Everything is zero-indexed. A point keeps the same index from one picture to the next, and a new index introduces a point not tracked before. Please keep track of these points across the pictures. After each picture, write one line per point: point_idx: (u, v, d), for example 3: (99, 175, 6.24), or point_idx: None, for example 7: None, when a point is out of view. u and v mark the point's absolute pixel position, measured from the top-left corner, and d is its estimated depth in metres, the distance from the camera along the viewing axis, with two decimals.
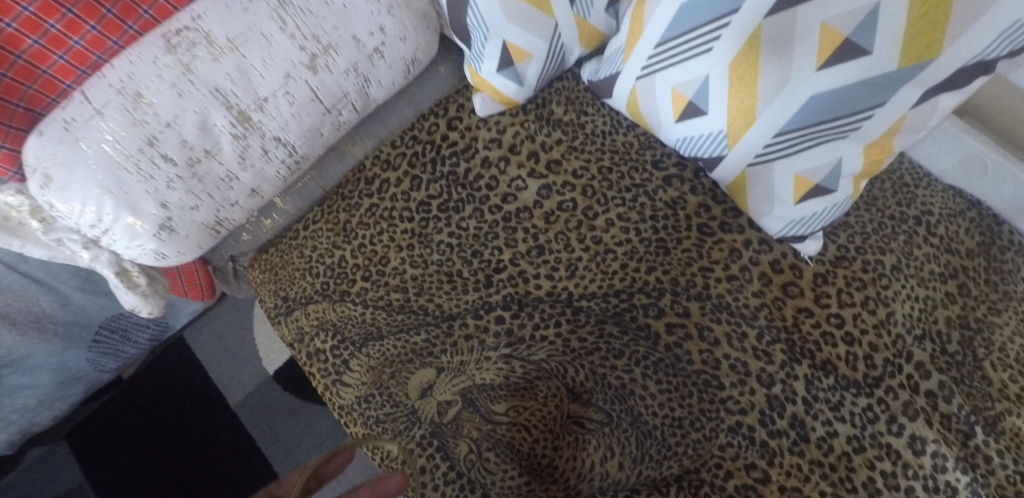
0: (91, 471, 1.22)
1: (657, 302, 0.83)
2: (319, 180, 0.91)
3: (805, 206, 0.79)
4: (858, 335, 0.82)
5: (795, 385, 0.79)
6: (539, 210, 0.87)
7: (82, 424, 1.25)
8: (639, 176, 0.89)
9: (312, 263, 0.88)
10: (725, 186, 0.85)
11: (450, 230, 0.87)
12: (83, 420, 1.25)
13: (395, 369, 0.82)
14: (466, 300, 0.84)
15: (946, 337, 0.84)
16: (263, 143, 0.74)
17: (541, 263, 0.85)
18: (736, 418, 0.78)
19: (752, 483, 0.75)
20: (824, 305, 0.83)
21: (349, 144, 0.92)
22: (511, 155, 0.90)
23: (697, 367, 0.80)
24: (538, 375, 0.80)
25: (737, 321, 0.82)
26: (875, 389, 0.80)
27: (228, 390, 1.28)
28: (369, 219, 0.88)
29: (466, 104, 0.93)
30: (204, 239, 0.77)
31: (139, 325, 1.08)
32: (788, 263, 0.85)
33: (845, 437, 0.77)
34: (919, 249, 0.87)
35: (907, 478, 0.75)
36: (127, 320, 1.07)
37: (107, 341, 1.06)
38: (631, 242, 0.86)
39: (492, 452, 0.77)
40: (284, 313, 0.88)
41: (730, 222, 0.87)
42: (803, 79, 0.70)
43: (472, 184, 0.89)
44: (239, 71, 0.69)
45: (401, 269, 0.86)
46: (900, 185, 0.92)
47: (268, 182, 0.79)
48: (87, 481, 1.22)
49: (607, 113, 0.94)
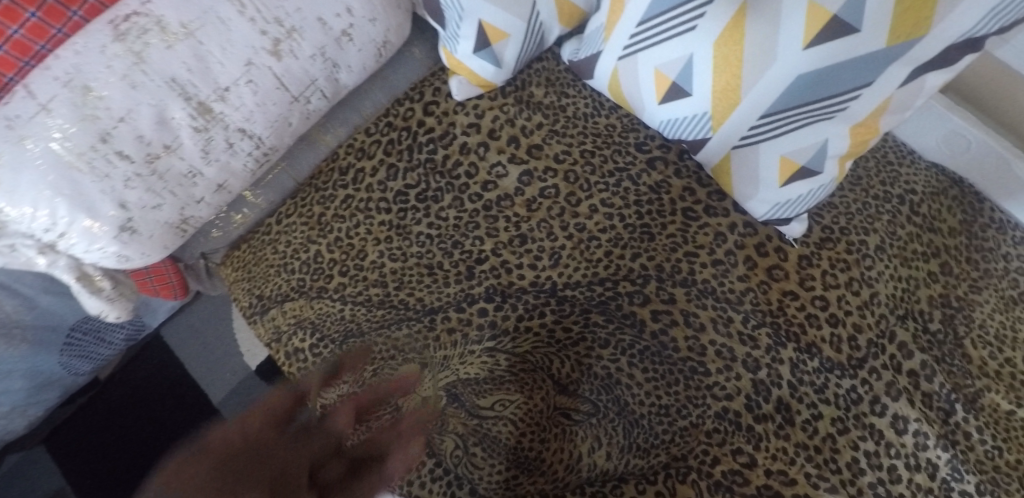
0: (73, 473, 1.20)
1: (642, 289, 0.81)
2: (292, 172, 0.88)
3: (790, 188, 0.77)
4: (842, 316, 0.81)
5: (780, 369, 0.79)
6: (520, 198, 0.84)
7: (61, 426, 1.23)
8: (621, 160, 0.86)
9: (287, 259, 0.85)
10: (710, 169, 0.83)
11: (429, 220, 0.84)
12: (61, 423, 1.23)
13: (377, 366, 0.80)
14: (448, 293, 0.82)
15: (928, 316, 0.84)
16: (227, 136, 0.70)
17: (524, 253, 0.82)
18: (722, 404, 0.78)
19: (738, 467, 0.76)
20: (808, 287, 0.81)
21: (320, 132, 0.88)
22: (491, 141, 0.86)
23: (683, 354, 0.79)
24: (523, 367, 0.79)
25: (723, 306, 0.81)
26: (859, 370, 0.79)
27: (209, 387, 1.25)
28: (345, 212, 0.85)
29: (442, 87, 0.89)
30: (170, 239, 0.72)
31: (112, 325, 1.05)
32: (772, 245, 0.83)
33: (829, 419, 0.78)
34: (902, 229, 0.87)
35: (890, 457, 0.76)
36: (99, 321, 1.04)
37: (80, 344, 1.02)
38: (614, 229, 0.83)
39: (478, 446, 0.77)
40: (260, 313, 0.85)
41: (715, 205, 0.85)
42: (788, 59, 0.66)
43: (451, 173, 0.85)
44: (196, 59, 0.64)
45: (380, 262, 0.83)
46: (884, 163, 0.91)
47: (236, 177, 0.74)
48: (70, 483, 1.20)
49: (589, 94, 0.91)
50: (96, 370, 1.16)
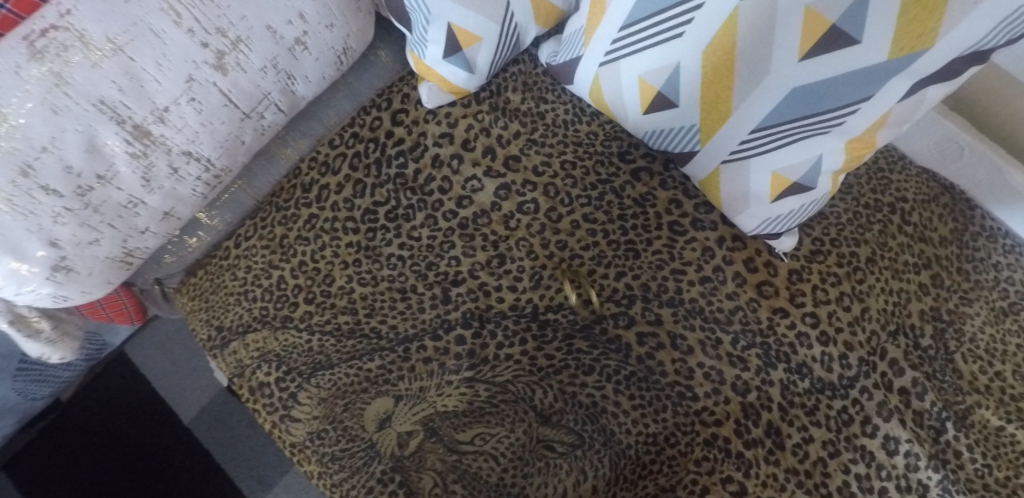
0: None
1: (627, 310, 0.78)
2: (250, 189, 0.81)
3: (782, 204, 0.70)
4: (833, 334, 0.77)
5: (770, 392, 0.76)
6: (496, 213, 0.78)
7: (19, 453, 1.16)
8: (604, 171, 0.80)
9: (247, 287, 0.79)
10: (698, 182, 0.77)
11: (401, 241, 0.78)
12: (19, 449, 1.16)
13: (349, 400, 0.76)
14: (424, 319, 0.77)
15: (920, 331, 0.82)
16: (170, 161, 0.64)
17: (502, 274, 0.77)
18: (711, 430, 0.75)
19: (728, 496, 0.73)
20: (799, 304, 0.77)
21: (279, 145, 0.81)
22: (464, 153, 0.80)
23: (671, 379, 0.76)
24: (503, 398, 0.76)
25: (711, 327, 0.76)
26: (849, 390, 0.76)
27: (179, 406, 1.21)
28: (309, 233, 0.78)
29: (412, 93, 0.82)
30: (113, 273, 0.68)
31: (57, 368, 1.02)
32: (761, 260, 0.78)
33: (820, 442, 0.75)
34: (892, 240, 0.83)
35: (881, 480, 0.74)
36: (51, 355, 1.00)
37: (38, 369, 0.98)
38: (598, 246, 0.78)
39: (457, 484, 0.73)
40: (220, 346, 0.80)
41: (703, 219, 0.78)
42: (780, 71, 0.60)
43: (422, 188, 0.79)
44: (127, 77, 0.57)
45: (349, 287, 0.78)
46: (875, 170, 0.88)
47: (183, 202, 0.69)
48: None
49: (569, 100, 0.84)
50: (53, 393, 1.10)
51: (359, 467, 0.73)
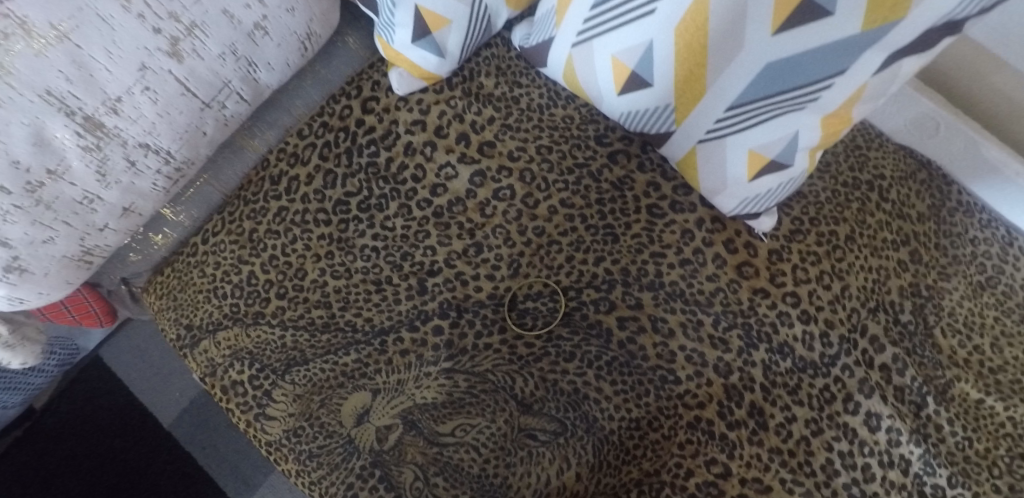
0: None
1: (608, 295, 0.77)
2: (217, 184, 0.78)
3: (760, 183, 0.69)
4: (814, 313, 0.77)
5: (752, 372, 0.75)
6: (472, 201, 0.77)
7: None
8: (581, 155, 0.78)
9: (216, 283, 0.77)
10: (675, 163, 0.75)
11: (375, 231, 0.77)
12: None
13: (325, 396, 0.74)
14: (400, 311, 0.76)
15: (899, 307, 0.82)
16: (126, 154, 0.62)
17: (480, 263, 0.76)
18: (694, 413, 0.74)
19: (712, 478, 0.72)
20: (779, 284, 0.76)
21: (245, 136, 0.79)
22: (438, 140, 0.78)
23: (652, 363, 0.75)
24: (483, 388, 0.74)
25: (692, 309, 0.76)
26: (831, 368, 0.76)
27: (158, 410, 1.19)
28: (278, 227, 0.76)
29: (382, 80, 0.79)
30: (73, 272, 0.67)
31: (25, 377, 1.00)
32: (741, 241, 0.77)
33: (803, 421, 0.75)
34: (871, 217, 0.83)
35: (863, 456, 0.74)
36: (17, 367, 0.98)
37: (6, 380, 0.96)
38: (576, 231, 0.77)
39: (439, 477, 0.71)
40: (190, 345, 0.77)
41: (681, 200, 0.77)
42: (753, 47, 0.59)
43: (395, 177, 0.77)
44: (75, 66, 0.54)
45: (321, 281, 0.76)
46: (853, 147, 0.87)
47: (144, 197, 0.67)
48: None
49: (544, 84, 0.81)
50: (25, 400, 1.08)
51: (338, 464, 0.72)
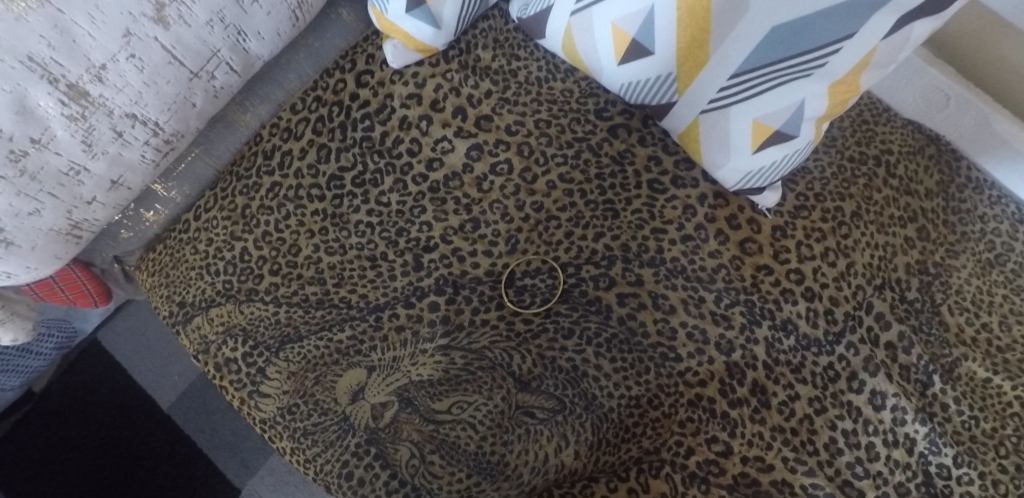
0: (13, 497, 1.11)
1: (607, 271, 0.76)
2: (209, 159, 0.77)
3: (763, 155, 0.67)
4: (818, 290, 0.75)
5: (755, 350, 0.74)
6: (468, 176, 0.75)
7: None
8: (580, 129, 0.76)
9: (209, 260, 0.76)
10: (677, 136, 0.73)
11: (369, 207, 0.75)
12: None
13: (320, 373, 0.73)
14: (395, 287, 0.75)
15: (905, 284, 0.80)
16: (112, 125, 0.61)
17: (477, 239, 0.75)
18: (695, 391, 0.73)
19: (713, 457, 0.71)
20: (783, 260, 0.75)
21: (237, 111, 0.77)
22: (434, 114, 0.75)
23: (653, 340, 0.74)
24: (480, 365, 0.73)
25: (694, 286, 0.74)
26: (835, 346, 0.75)
27: (157, 393, 1.18)
28: (271, 202, 0.75)
29: (376, 53, 0.77)
30: (60, 247, 0.66)
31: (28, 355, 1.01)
32: (744, 217, 0.75)
33: (806, 399, 0.74)
34: (878, 194, 0.81)
35: (867, 435, 0.73)
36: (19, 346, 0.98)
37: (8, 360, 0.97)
38: (575, 207, 0.76)
39: (436, 454, 0.70)
40: (183, 322, 0.76)
41: (683, 175, 0.75)
42: (759, 9, 0.56)
43: (390, 151, 0.75)
44: (57, 32, 0.52)
45: (315, 257, 0.75)
46: (859, 122, 0.85)
47: (132, 170, 0.66)
48: None
49: (542, 57, 0.78)
50: (26, 381, 1.08)
51: (333, 441, 0.71)
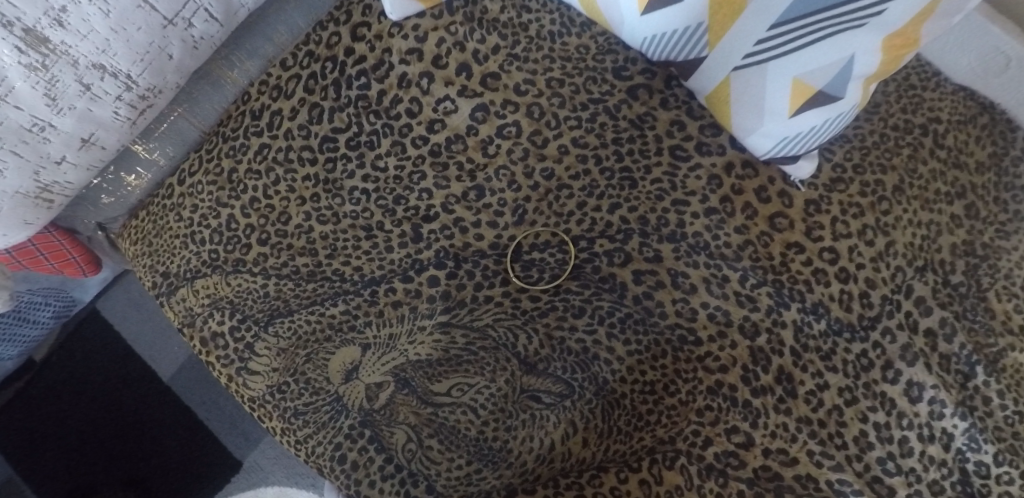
0: (19, 465, 1.11)
1: (623, 246, 0.70)
2: (193, 119, 0.72)
3: (802, 119, 0.60)
4: (854, 271, 0.68)
5: (782, 334, 0.68)
6: (473, 138, 0.68)
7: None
8: (596, 90, 0.68)
9: (194, 228, 0.71)
10: (704, 98, 0.66)
11: (364, 172, 0.69)
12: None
13: (312, 350, 0.70)
14: (392, 259, 0.70)
15: (950, 267, 0.73)
16: (78, 76, 0.56)
17: (481, 209, 0.69)
18: (716, 378, 0.68)
19: (733, 448, 0.67)
20: (816, 238, 0.67)
21: (223, 67, 0.71)
22: (436, 71, 0.67)
23: (671, 321, 0.69)
24: (483, 345, 0.70)
25: (717, 264, 0.68)
26: (870, 332, 0.68)
27: (157, 365, 1.13)
28: (260, 166, 0.70)
29: (374, 3, 0.68)
30: (29, 212, 0.62)
31: (29, 322, 0.98)
32: (775, 189, 0.68)
33: (836, 389, 0.67)
34: (924, 166, 0.73)
35: (902, 429, 0.67)
36: (21, 313, 0.96)
37: (5, 327, 0.94)
38: (589, 175, 0.69)
39: (434, 438, 0.67)
40: (167, 294, 0.73)
41: (709, 142, 0.68)
42: None
43: (388, 112, 0.68)
44: None
45: (307, 227, 0.70)
46: (907, 87, 0.76)
47: (105, 128, 0.61)
48: (19, 470, 1.10)
49: (556, 7, 0.69)
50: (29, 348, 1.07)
51: (325, 422, 0.68)
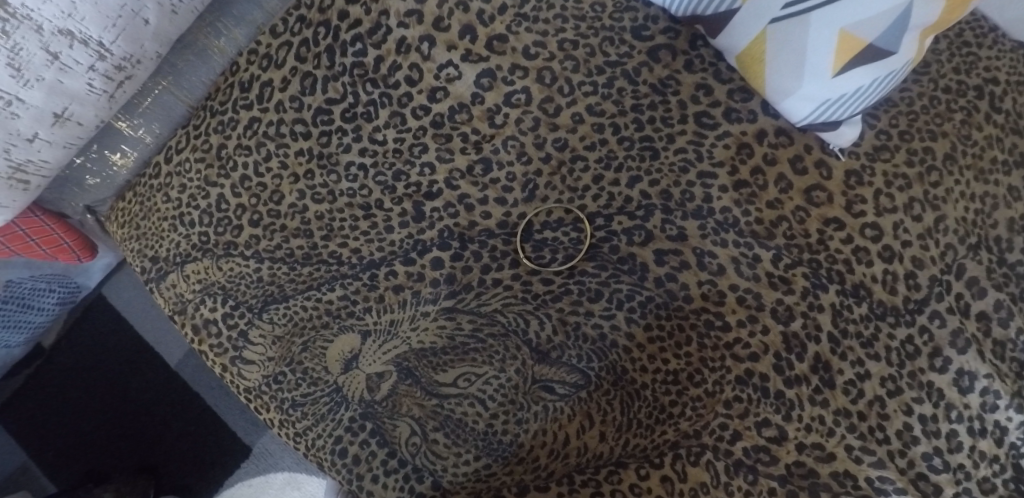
0: (31, 452, 1.09)
1: (644, 224, 0.65)
2: (179, 93, 0.68)
3: (848, 78, 0.53)
4: (899, 249, 0.61)
5: (819, 319, 0.62)
6: (478, 107, 0.62)
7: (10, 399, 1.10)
8: (613, 51, 0.62)
9: (182, 209, 0.67)
10: (734, 59, 0.59)
11: (361, 145, 0.64)
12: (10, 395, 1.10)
13: (308, 338, 0.66)
14: (393, 240, 0.66)
15: (1006, 244, 0.66)
16: (44, 44, 0.52)
17: (488, 184, 0.64)
18: (745, 366, 0.63)
19: (764, 443, 0.62)
20: (858, 213, 0.61)
21: (209, 35, 0.66)
22: (437, 33, 0.60)
23: (697, 305, 0.64)
24: (491, 332, 0.67)
25: (748, 242, 0.62)
26: (916, 316, 0.61)
27: (164, 350, 1.10)
28: (250, 141, 0.65)
29: None
30: (4, 194, 0.58)
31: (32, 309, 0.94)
32: (812, 159, 0.61)
33: (878, 379, 0.61)
34: (978, 132, 0.66)
35: (950, 422, 0.60)
36: (23, 298, 0.91)
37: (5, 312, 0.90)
38: (606, 146, 0.63)
39: (439, 432, 0.64)
40: (156, 280, 0.69)
41: (738, 108, 0.61)
42: None
43: (386, 80, 0.62)
44: None
45: (301, 206, 0.66)
46: (959, 45, 0.69)
47: (80, 101, 0.58)
48: (33, 456, 1.09)
49: None
50: (38, 335, 1.05)
51: (324, 415, 0.64)
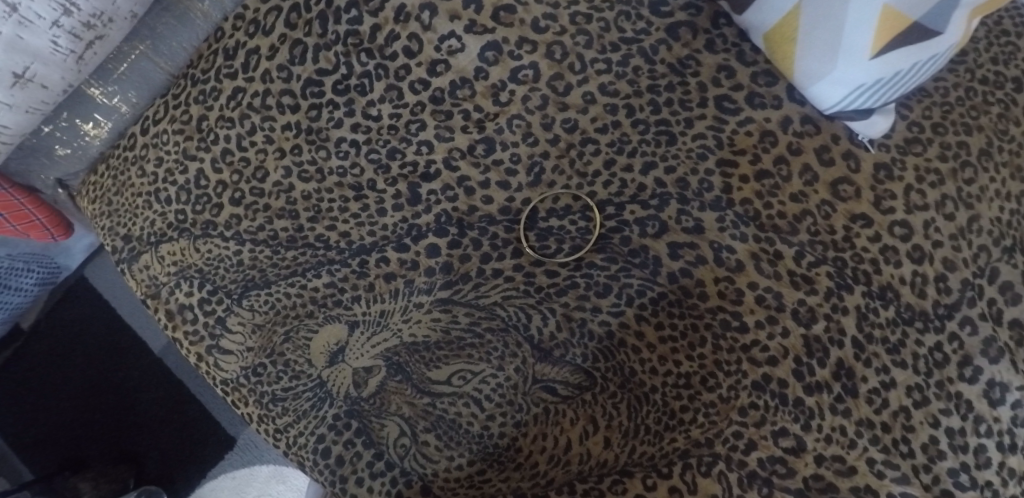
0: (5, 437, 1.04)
1: (658, 214, 0.60)
2: (158, 59, 0.63)
3: (888, 61, 0.48)
4: (930, 249, 0.56)
5: (843, 322, 0.57)
6: (481, 83, 0.57)
7: None
8: (629, 28, 0.57)
9: (157, 185, 0.63)
10: (761, 39, 0.55)
11: (354, 120, 0.59)
12: None
13: (290, 328, 0.63)
14: (385, 224, 0.61)
15: None
16: None
17: (490, 166, 0.59)
18: (763, 371, 0.58)
19: (780, 454, 0.57)
20: (887, 210, 0.56)
21: None
22: (439, 1, 0.55)
23: (712, 303, 0.60)
24: (490, 327, 0.63)
25: (768, 238, 0.58)
26: (946, 322, 0.57)
27: (147, 336, 1.05)
28: (233, 113, 0.60)
29: None
30: None
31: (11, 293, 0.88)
32: (840, 150, 0.56)
33: (904, 388, 0.57)
34: (1015, 127, 0.61)
35: (978, 436, 0.56)
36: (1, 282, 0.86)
37: None
38: (619, 129, 0.59)
39: (430, 434, 0.60)
40: (127, 260, 0.65)
41: (762, 93, 0.57)
42: None
43: (382, 50, 0.57)
44: None
45: (286, 184, 0.61)
46: (996, 34, 0.64)
47: (43, 61, 0.53)
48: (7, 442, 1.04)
49: None
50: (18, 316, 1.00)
51: (306, 412, 0.61)
